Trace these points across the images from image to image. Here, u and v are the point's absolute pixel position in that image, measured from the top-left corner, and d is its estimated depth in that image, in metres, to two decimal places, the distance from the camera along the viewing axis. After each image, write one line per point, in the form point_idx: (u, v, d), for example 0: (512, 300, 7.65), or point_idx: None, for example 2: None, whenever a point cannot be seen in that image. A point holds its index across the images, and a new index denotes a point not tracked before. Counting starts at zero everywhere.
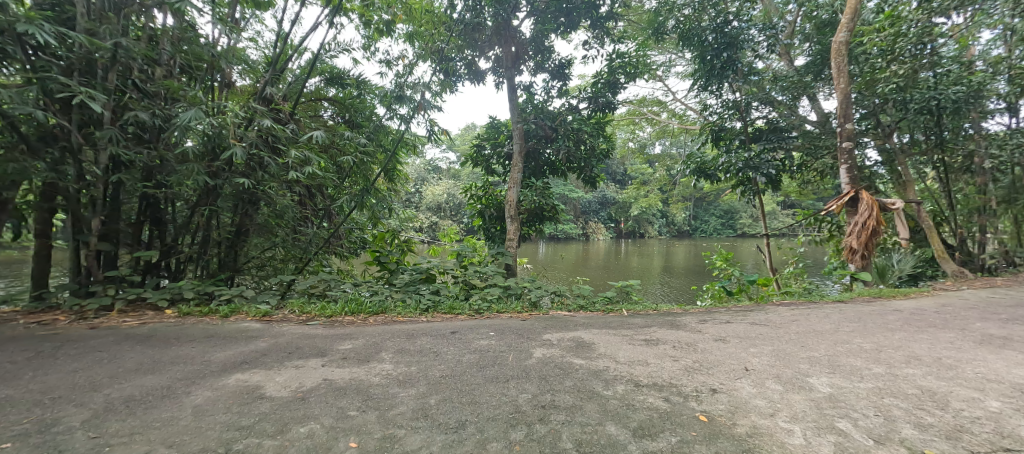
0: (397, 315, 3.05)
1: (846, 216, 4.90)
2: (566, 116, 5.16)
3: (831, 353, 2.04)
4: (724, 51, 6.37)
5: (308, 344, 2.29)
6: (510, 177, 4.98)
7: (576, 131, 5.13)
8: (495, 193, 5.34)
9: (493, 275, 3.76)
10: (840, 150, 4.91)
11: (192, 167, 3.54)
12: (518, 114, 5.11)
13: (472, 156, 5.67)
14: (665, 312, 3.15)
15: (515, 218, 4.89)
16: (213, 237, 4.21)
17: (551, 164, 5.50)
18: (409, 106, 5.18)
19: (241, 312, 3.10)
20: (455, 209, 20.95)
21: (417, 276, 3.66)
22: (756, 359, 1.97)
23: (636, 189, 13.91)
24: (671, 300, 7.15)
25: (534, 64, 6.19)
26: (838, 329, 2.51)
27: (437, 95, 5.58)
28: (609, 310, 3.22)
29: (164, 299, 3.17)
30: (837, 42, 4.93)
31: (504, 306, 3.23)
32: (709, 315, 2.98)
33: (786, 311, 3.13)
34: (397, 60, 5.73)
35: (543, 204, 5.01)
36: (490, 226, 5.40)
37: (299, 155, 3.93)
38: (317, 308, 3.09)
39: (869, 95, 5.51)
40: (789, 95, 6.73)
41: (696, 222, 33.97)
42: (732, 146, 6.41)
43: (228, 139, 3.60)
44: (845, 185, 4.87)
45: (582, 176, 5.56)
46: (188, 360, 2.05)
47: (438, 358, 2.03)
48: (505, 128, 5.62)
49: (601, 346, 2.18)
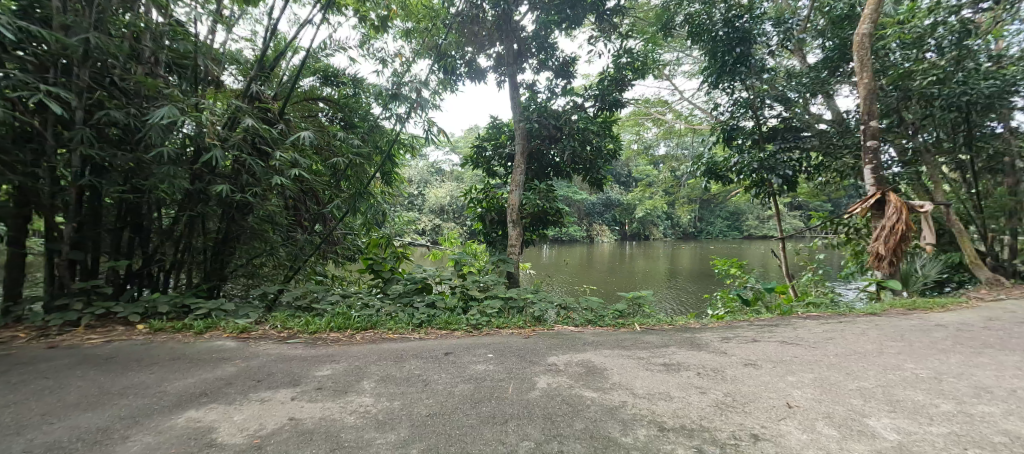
0: (387, 332, 2.78)
1: (871, 221, 4.58)
2: (572, 115, 4.89)
3: (883, 384, 1.76)
4: (736, 47, 6.09)
5: (282, 369, 2.03)
6: (512, 178, 4.71)
7: (582, 131, 4.86)
8: (496, 196, 5.08)
9: (493, 285, 3.49)
10: (864, 149, 4.62)
11: (170, 170, 3.29)
12: (521, 113, 4.83)
13: (472, 157, 5.40)
14: (681, 327, 2.87)
15: (518, 222, 4.62)
16: (198, 244, 3.96)
17: (556, 166, 5.24)
18: (406, 105, 4.93)
19: (218, 328, 2.85)
20: (458, 212, 20.72)
21: (412, 286, 3.41)
22: (797, 393, 1.69)
23: (641, 190, 13.62)
24: (681, 308, 6.86)
25: (537, 62, 5.93)
26: (882, 350, 2.23)
27: (436, 94, 5.35)
28: (620, 324, 2.94)
29: (136, 314, 2.91)
30: (860, 35, 4.63)
31: (505, 320, 2.96)
32: (731, 332, 2.70)
33: (815, 327, 2.84)
34: (394, 57, 5.48)
35: (547, 208, 4.74)
36: (492, 231, 5.14)
37: (286, 158, 3.67)
38: (301, 324, 2.84)
39: (892, 91, 5.20)
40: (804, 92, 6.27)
41: (701, 224, 33.59)
42: (745, 146, 6.13)
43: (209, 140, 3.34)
44: (870, 187, 4.57)
45: (588, 179, 5.28)
46: (139, 390, 1.78)
47: (427, 389, 1.76)
48: (507, 128, 5.36)
49: (615, 373, 1.90)
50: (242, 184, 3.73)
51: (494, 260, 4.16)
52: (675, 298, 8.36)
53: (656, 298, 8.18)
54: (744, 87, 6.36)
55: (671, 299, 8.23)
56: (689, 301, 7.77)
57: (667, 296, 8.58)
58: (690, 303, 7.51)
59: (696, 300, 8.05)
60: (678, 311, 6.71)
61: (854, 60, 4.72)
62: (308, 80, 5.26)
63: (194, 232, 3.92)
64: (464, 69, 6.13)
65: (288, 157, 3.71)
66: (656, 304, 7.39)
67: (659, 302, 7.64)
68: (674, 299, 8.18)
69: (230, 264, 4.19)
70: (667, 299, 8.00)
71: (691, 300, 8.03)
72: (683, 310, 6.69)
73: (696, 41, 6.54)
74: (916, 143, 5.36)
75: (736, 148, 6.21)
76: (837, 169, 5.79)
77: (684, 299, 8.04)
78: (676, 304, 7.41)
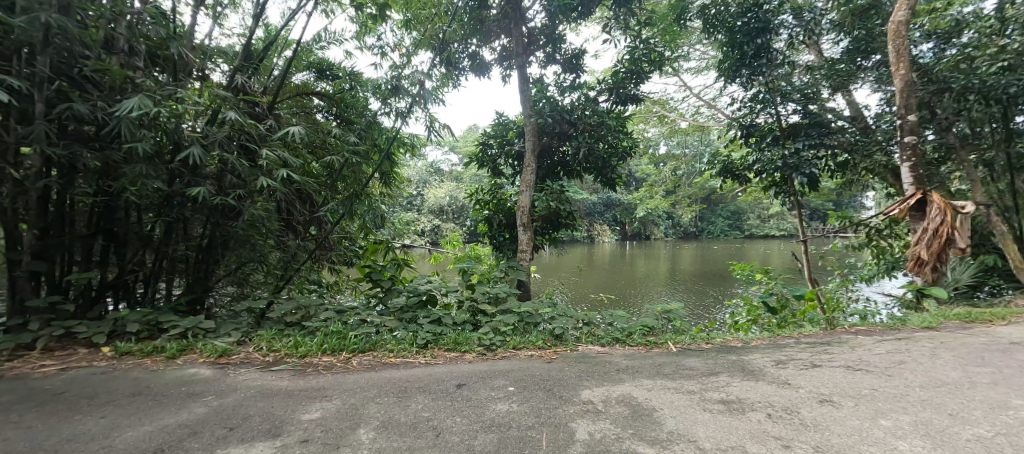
0: (387, 354, 2.43)
1: (913, 223, 4.22)
2: (584, 111, 4.53)
3: (1004, 433, 1.43)
4: (757, 38, 5.75)
5: (264, 411, 1.69)
6: (521, 179, 4.35)
7: (596, 127, 4.51)
8: (504, 197, 4.72)
9: (505, 296, 3.13)
10: (901, 146, 4.30)
11: (142, 171, 2.93)
12: (531, 107, 4.47)
13: (477, 156, 5.06)
14: (723, 347, 2.53)
15: (528, 226, 4.27)
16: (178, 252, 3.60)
17: (567, 165, 4.90)
18: (406, 100, 4.57)
19: (194, 350, 2.50)
20: (457, 213, 20.36)
21: (415, 299, 3.03)
22: (905, 449, 1.35)
23: (646, 190, 13.29)
24: (699, 314, 6.50)
25: (544, 55, 5.58)
26: (972, 380, 1.90)
27: (438, 88, 4.99)
28: (653, 344, 2.59)
29: (100, 335, 2.56)
30: (896, 22, 4.30)
31: (521, 340, 2.62)
32: (784, 353, 2.36)
33: (875, 346, 2.51)
34: (393, 49, 5.12)
35: (559, 210, 4.39)
36: (499, 234, 4.80)
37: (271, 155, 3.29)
38: (289, 346, 2.49)
39: (926, 84, 4.86)
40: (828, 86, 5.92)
41: (702, 223, 33.30)
42: (765, 144, 5.79)
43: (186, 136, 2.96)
44: (909, 187, 4.23)
45: (601, 179, 4.94)
46: (82, 446, 1.44)
47: (441, 442, 1.42)
48: (515, 125, 5.03)
49: (667, 416, 1.56)
50: (224, 186, 3.35)
51: (503, 267, 3.81)
52: (687, 301, 8.00)
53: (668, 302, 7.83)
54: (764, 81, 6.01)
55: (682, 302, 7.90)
56: (704, 305, 7.43)
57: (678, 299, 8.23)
58: (705, 307, 7.17)
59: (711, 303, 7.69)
60: (695, 317, 6.36)
61: (889, 50, 4.39)
62: (301, 75, 4.91)
63: (174, 237, 3.57)
64: (466, 63, 5.81)
65: (275, 154, 3.33)
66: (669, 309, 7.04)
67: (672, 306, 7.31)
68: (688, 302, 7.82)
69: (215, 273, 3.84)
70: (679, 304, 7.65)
71: (704, 303, 7.67)
72: (700, 316, 6.34)
73: (713, 31, 6.20)
74: (951, 140, 5.02)
75: (756, 145, 5.87)
76: (865, 167, 5.45)
77: (698, 303, 7.68)
78: (691, 308, 7.06)
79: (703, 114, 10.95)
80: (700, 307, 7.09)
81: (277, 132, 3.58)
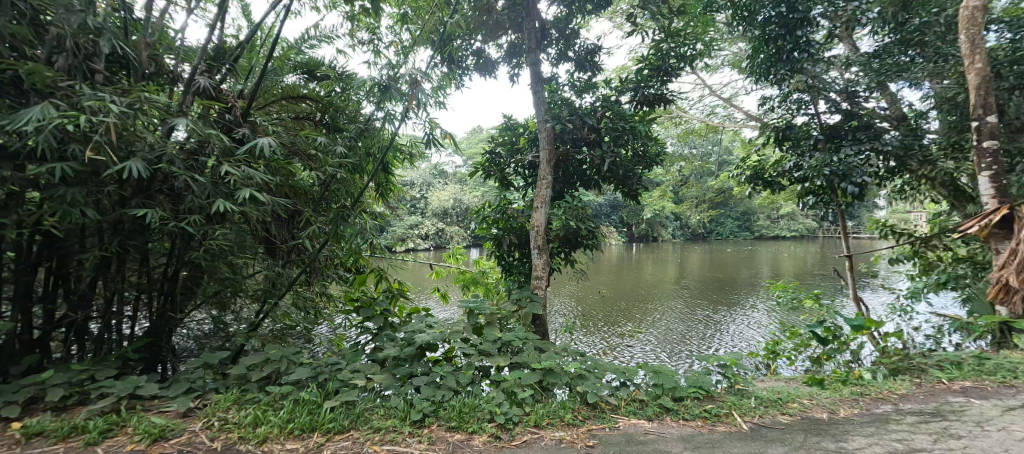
0: (371, 441, 1.90)
1: (996, 243, 3.63)
2: (602, 114, 3.89)
3: None
4: (794, 31, 5.19)
5: None
6: (535, 193, 3.79)
7: (621, 132, 3.92)
8: (514, 212, 4.17)
9: (522, 342, 2.57)
10: (978, 152, 3.72)
11: (71, 196, 2.39)
12: (545, 110, 3.90)
13: (484, 164, 4.49)
14: (807, 424, 1.97)
15: (544, 248, 3.71)
16: (136, 285, 3.06)
17: (584, 175, 4.33)
18: (401, 103, 4.02)
19: (125, 431, 1.98)
20: (461, 216, 19.81)
21: (409, 349, 2.46)
22: None
23: (658, 193, 12.71)
24: (731, 340, 5.95)
25: (557, 52, 5.02)
26: None
27: (439, 89, 4.44)
28: (715, 417, 2.03)
29: (9, 409, 2.03)
30: (969, 8, 3.70)
31: (545, 412, 2.07)
32: (898, 439, 1.80)
33: (1010, 422, 1.93)
34: (388, 47, 4.58)
35: (579, 228, 3.82)
36: (509, 254, 4.25)
37: (232, 172, 2.75)
38: (247, 427, 1.96)
39: (999, 80, 4.23)
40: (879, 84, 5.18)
41: (711, 223, 32.51)
42: (804, 149, 5.21)
43: (103, 148, 2.38)
44: (991, 201, 3.63)
45: (622, 190, 4.36)
46: None
47: None
48: (526, 132, 4.49)
49: None
50: (182, 210, 2.82)
51: (516, 299, 3.26)
52: (711, 317, 7.48)
53: (692, 320, 7.30)
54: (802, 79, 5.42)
55: (707, 319, 7.37)
56: (732, 324, 6.90)
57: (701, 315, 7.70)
58: (734, 328, 6.63)
59: (737, 320, 7.16)
60: (728, 344, 5.81)
61: (959, 42, 3.78)
62: (291, 77, 4.41)
63: (130, 271, 3.02)
64: (471, 61, 5.44)
65: (238, 170, 2.79)
66: (697, 331, 6.50)
67: (699, 327, 6.77)
68: (712, 319, 7.30)
69: (183, 306, 3.31)
70: (705, 322, 7.13)
71: (730, 320, 7.14)
72: (732, 343, 5.80)
73: (742, 25, 5.63)
74: None
75: (793, 151, 5.30)
76: (919, 176, 4.85)
77: (724, 321, 7.15)
78: (720, 330, 6.52)
79: (719, 113, 10.34)
80: (729, 329, 6.56)
81: (243, 144, 3.02)
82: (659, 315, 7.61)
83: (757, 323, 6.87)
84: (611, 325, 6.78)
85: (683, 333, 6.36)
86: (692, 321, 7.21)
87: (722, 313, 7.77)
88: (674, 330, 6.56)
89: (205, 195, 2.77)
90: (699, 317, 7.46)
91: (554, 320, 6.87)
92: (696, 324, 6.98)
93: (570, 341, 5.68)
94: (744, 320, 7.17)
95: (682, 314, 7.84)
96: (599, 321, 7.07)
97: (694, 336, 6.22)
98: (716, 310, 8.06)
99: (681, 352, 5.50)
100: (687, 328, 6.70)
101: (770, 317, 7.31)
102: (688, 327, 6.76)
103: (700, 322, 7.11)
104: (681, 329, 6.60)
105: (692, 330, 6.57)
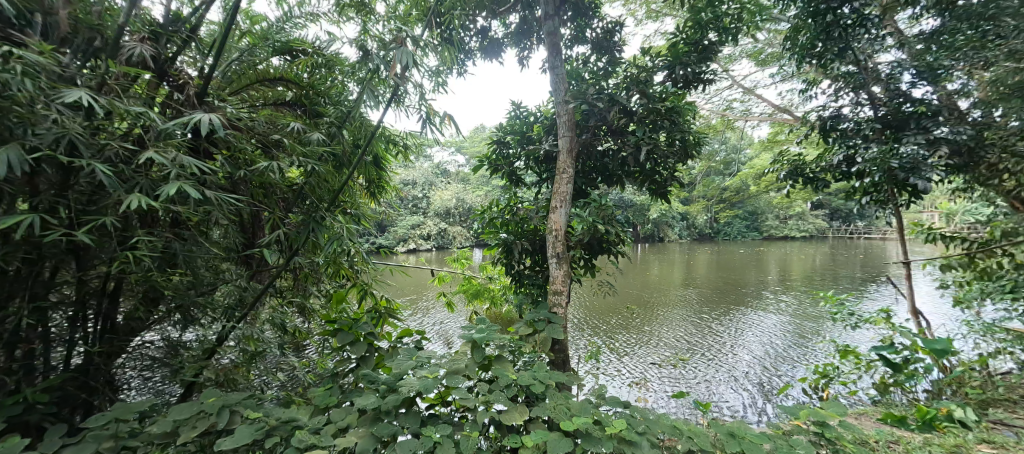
0: None
1: None
2: (634, 95, 3.21)
3: None
4: (848, 3, 4.47)
5: None
6: (554, 191, 3.18)
7: (654, 117, 3.26)
8: (526, 214, 3.55)
9: (541, 386, 1.96)
10: None
11: None
12: (564, 92, 3.26)
13: (489, 158, 3.84)
14: None
15: (564, 256, 3.09)
16: (65, 302, 2.43)
17: (607, 170, 3.72)
18: (392, 84, 3.39)
19: None
20: (464, 216, 19.17)
21: (393, 398, 1.85)
22: None
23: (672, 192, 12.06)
24: (774, 363, 5.32)
25: (572, 31, 4.35)
26: None
27: (438, 70, 3.84)
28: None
29: None
30: None
31: None
32: None
33: None
34: (379, 20, 3.95)
35: (606, 233, 3.18)
36: (519, 263, 3.64)
37: (160, 160, 2.15)
38: None
39: None
40: (950, 71, 4.39)
41: (719, 224, 31.91)
42: (856, 141, 4.57)
43: None
44: None
45: (650, 187, 3.74)
46: None
47: None
48: (540, 119, 3.86)
49: None
50: (100, 207, 2.19)
51: (532, 321, 2.66)
52: (744, 330, 6.85)
53: (723, 333, 6.67)
54: (853, 62, 4.75)
55: (739, 331, 6.74)
56: (769, 340, 6.26)
57: (730, 327, 7.06)
58: (773, 345, 6.00)
59: (773, 334, 6.53)
60: (770, 367, 5.18)
61: None
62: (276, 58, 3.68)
63: (51, 289, 2.34)
64: (473, 42, 4.85)
65: (170, 159, 2.18)
66: (732, 349, 5.88)
67: (732, 343, 6.14)
68: (745, 333, 6.67)
69: (126, 328, 2.69)
70: (739, 336, 6.49)
71: (766, 335, 6.50)
72: (775, 366, 5.19)
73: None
74: None
75: (843, 143, 4.65)
76: (991, 173, 4.24)
77: (759, 335, 6.51)
78: (758, 349, 5.88)
79: (739, 107, 9.62)
80: (767, 347, 5.92)
81: (177, 120, 2.37)
82: (685, 328, 6.98)
83: (798, 340, 6.22)
84: (637, 343, 6.14)
85: (718, 353, 5.74)
86: (724, 335, 6.58)
87: (754, 325, 7.13)
88: (706, 348, 5.94)
89: (131, 191, 2.18)
90: (730, 330, 6.83)
91: (572, 338, 6.22)
92: (729, 339, 6.35)
93: (595, 367, 5.04)
94: (781, 335, 6.54)
95: (711, 326, 7.20)
96: (619, 337, 6.43)
97: (732, 357, 5.59)
98: (746, 321, 7.45)
99: (720, 378, 4.89)
100: (721, 345, 6.06)
101: (810, 331, 6.65)
102: (722, 344, 6.13)
103: (731, 336, 6.48)
104: (714, 348, 5.96)
105: (726, 347, 5.95)
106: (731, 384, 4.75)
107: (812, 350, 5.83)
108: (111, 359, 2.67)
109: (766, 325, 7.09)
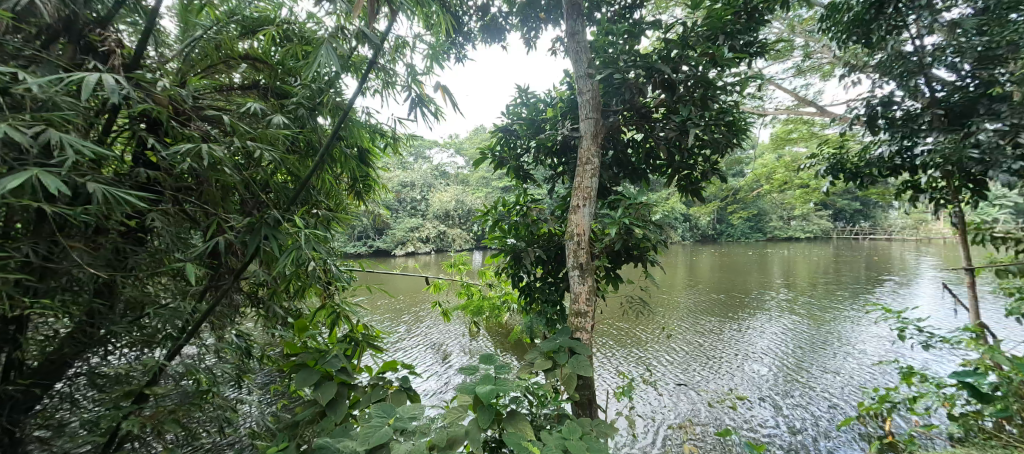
0: None
1: None
2: (669, 70, 2.61)
3: None
4: None
5: None
6: (576, 186, 2.62)
7: (694, 98, 2.64)
8: (537, 216, 2.97)
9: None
10: None
11: None
12: (585, 67, 2.70)
13: (492, 149, 3.26)
14: None
15: (588, 264, 2.52)
16: None
17: (631, 163, 3.12)
18: (377, 57, 2.80)
19: None
20: (464, 217, 18.65)
21: None
22: None
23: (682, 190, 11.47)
24: (830, 391, 4.79)
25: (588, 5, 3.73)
26: None
27: (433, 48, 3.26)
28: None
29: None
30: None
31: None
32: None
33: None
34: None
35: (636, 239, 2.58)
36: (529, 273, 3.06)
37: (10, 134, 1.59)
38: None
39: None
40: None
41: (722, 226, 31.46)
42: (912, 131, 4.00)
43: None
44: None
45: (680, 184, 3.13)
46: None
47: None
48: (552, 103, 3.29)
49: None
50: None
51: (552, 352, 2.08)
52: (790, 347, 6.26)
53: (763, 351, 6.13)
54: (906, 41, 4.14)
55: (770, 350, 6.17)
56: (819, 360, 5.69)
57: (772, 342, 6.50)
58: (818, 368, 5.43)
59: (811, 353, 5.96)
60: (829, 398, 4.65)
61: None
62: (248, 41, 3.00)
63: None
64: (473, 20, 4.27)
65: (28, 137, 1.62)
66: (771, 374, 5.31)
67: (775, 365, 5.59)
68: (789, 351, 6.11)
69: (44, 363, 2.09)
70: (779, 356, 5.93)
71: (809, 353, 5.93)
72: (824, 398, 4.62)
73: None
74: None
75: (895, 134, 4.09)
76: None
77: (806, 354, 5.95)
78: (810, 372, 5.33)
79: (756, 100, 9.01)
80: (822, 370, 5.36)
81: (61, 80, 1.77)
82: (723, 345, 6.43)
83: (850, 360, 5.65)
84: (663, 368, 5.56)
85: (761, 379, 5.21)
86: (758, 354, 6.01)
87: (797, 340, 6.55)
88: (746, 372, 5.41)
89: None
90: (772, 347, 6.27)
91: (601, 364, 5.75)
92: (762, 360, 5.78)
93: (626, 403, 4.52)
94: (818, 352, 5.97)
95: (737, 340, 6.63)
96: (643, 359, 5.87)
97: (783, 383, 5.06)
98: (786, 334, 6.88)
99: (767, 415, 4.34)
100: (767, 368, 5.53)
101: (861, 349, 6.07)
102: (763, 366, 5.58)
103: (767, 356, 5.91)
104: (759, 371, 5.44)
105: (767, 372, 5.38)
106: (781, 423, 4.17)
107: (872, 374, 5.26)
108: (30, 404, 2.08)
109: (805, 340, 6.52)
